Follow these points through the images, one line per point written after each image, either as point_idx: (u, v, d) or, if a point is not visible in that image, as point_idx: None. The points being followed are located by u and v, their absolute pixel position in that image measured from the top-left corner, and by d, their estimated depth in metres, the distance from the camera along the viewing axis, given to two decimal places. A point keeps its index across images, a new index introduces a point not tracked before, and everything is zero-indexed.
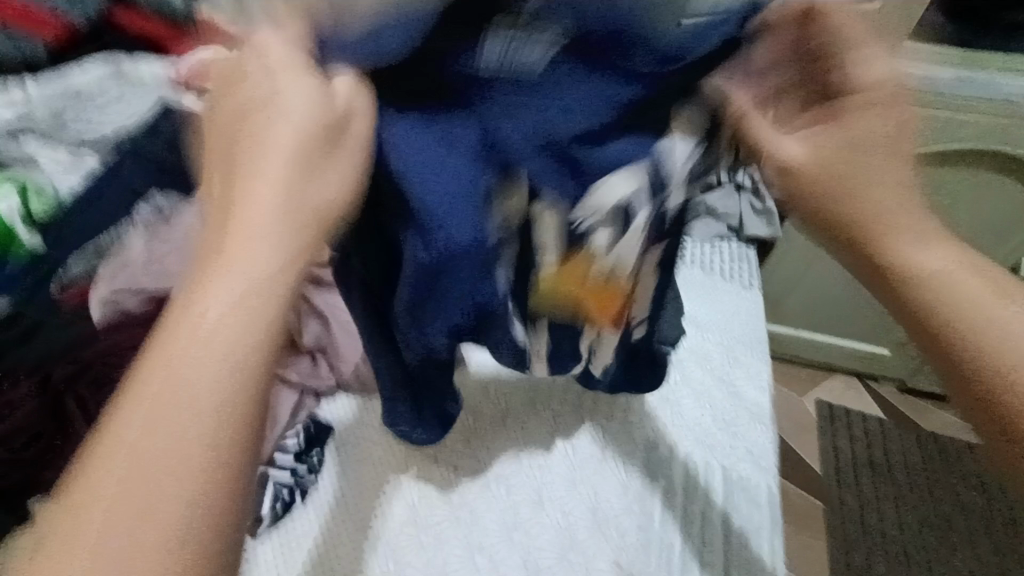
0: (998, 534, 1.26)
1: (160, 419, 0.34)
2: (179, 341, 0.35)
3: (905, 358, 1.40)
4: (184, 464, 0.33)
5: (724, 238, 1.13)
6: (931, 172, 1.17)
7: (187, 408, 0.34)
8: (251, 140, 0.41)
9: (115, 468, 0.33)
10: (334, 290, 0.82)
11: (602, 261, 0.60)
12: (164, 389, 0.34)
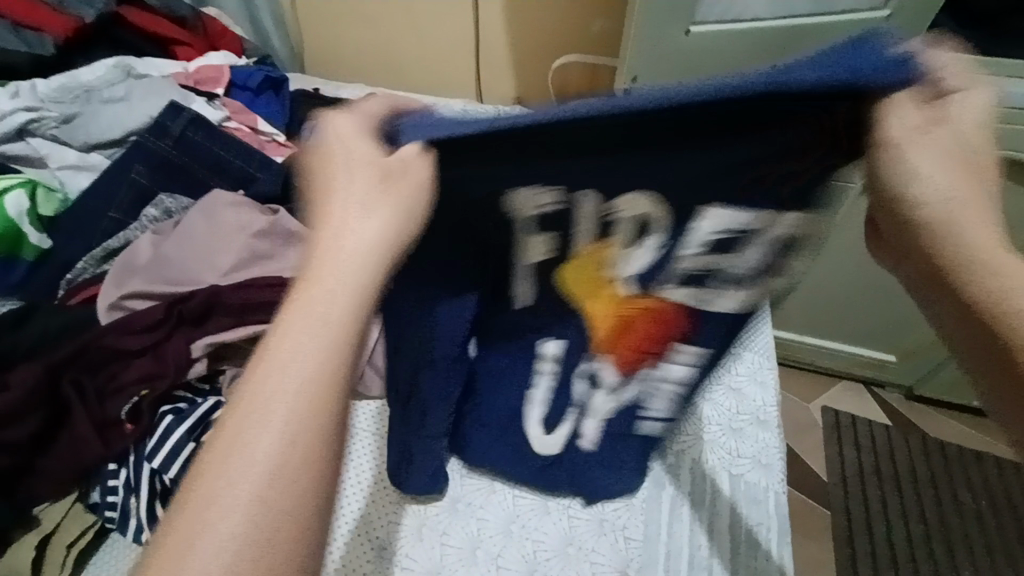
0: (995, 535, 1.25)
1: (253, 444, 0.33)
2: (267, 374, 0.35)
3: (914, 366, 1.38)
4: (279, 478, 0.33)
5: None
6: None
7: (280, 429, 0.34)
8: (326, 190, 0.42)
9: (216, 485, 0.32)
10: None
11: (624, 267, 0.57)
12: (251, 415, 0.34)
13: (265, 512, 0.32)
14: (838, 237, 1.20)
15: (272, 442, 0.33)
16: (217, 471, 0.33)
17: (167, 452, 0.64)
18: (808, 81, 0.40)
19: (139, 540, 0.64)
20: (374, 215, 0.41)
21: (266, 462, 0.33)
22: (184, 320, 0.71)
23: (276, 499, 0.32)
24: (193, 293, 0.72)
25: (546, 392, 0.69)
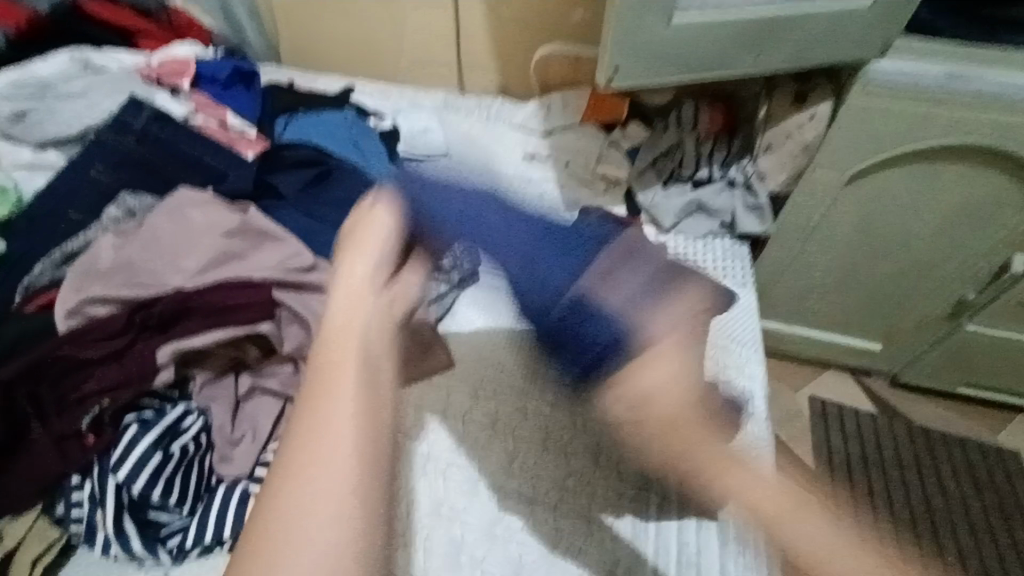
0: (976, 517, 1.28)
1: (311, 460, 0.43)
2: (326, 390, 0.46)
3: (899, 352, 1.38)
4: (341, 471, 0.43)
5: (717, 235, 1.12)
6: (922, 171, 1.07)
7: (329, 441, 0.43)
8: (348, 260, 0.57)
9: (306, 487, 0.42)
10: (310, 293, 0.76)
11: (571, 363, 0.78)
12: (313, 427, 0.44)
13: (347, 521, 0.41)
14: (825, 225, 1.18)
15: (341, 447, 0.43)
16: (302, 487, 0.42)
17: (134, 463, 0.63)
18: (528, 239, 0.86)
19: (107, 553, 0.63)
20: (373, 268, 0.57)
21: (338, 466, 0.43)
22: (150, 326, 0.68)
23: (359, 490, 0.42)
24: (158, 298, 0.69)
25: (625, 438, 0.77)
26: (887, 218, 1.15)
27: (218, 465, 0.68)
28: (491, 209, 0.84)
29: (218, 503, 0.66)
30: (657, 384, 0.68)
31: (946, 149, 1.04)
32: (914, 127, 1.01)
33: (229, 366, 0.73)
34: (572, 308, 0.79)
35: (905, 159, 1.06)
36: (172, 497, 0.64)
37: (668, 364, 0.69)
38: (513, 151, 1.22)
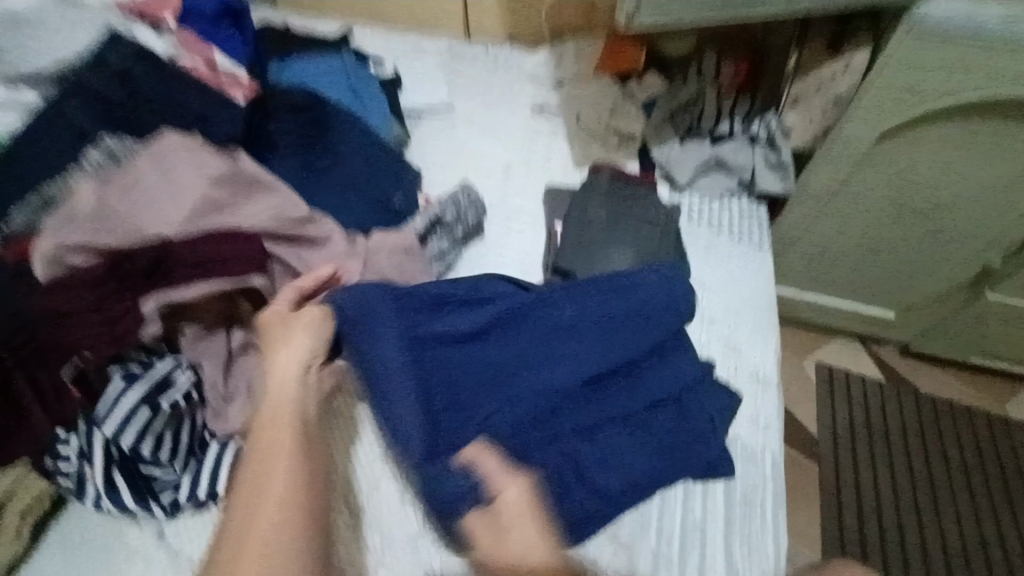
0: (980, 489, 1.26)
1: (266, 491, 0.54)
2: (276, 444, 0.57)
3: (913, 321, 1.34)
4: (279, 523, 0.52)
5: (734, 195, 1.07)
6: (960, 125, 0.99)
7: (280, 473, 0.55)
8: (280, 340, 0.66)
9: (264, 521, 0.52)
10: (308, 248, 0.75)
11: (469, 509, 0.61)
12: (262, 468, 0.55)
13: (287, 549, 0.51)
14: (848, 187, 1.11)
15: (288, 487, 0.54)
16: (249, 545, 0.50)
17: (119, 419, 0.61)
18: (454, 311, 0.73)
19: (100, 506, 0.63)
20: (301, 342, 0.66)
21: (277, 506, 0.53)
22: (131, 273, 0.63)
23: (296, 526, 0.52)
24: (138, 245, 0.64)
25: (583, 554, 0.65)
26: (911, 179, 1.09)
27: (211, 423, 0.67)
28: (393, 344, 0.66)
29: (212, 460, 0.65)
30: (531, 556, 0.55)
31: (992, 104, 0.95)
32: (960, 79, 0.92)
33: (221, 320, 0.70)
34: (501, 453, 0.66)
35: (944, 113, 0.98)
36: (164, 453, 0.63)
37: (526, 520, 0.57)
38: (519, 103, 1.14)
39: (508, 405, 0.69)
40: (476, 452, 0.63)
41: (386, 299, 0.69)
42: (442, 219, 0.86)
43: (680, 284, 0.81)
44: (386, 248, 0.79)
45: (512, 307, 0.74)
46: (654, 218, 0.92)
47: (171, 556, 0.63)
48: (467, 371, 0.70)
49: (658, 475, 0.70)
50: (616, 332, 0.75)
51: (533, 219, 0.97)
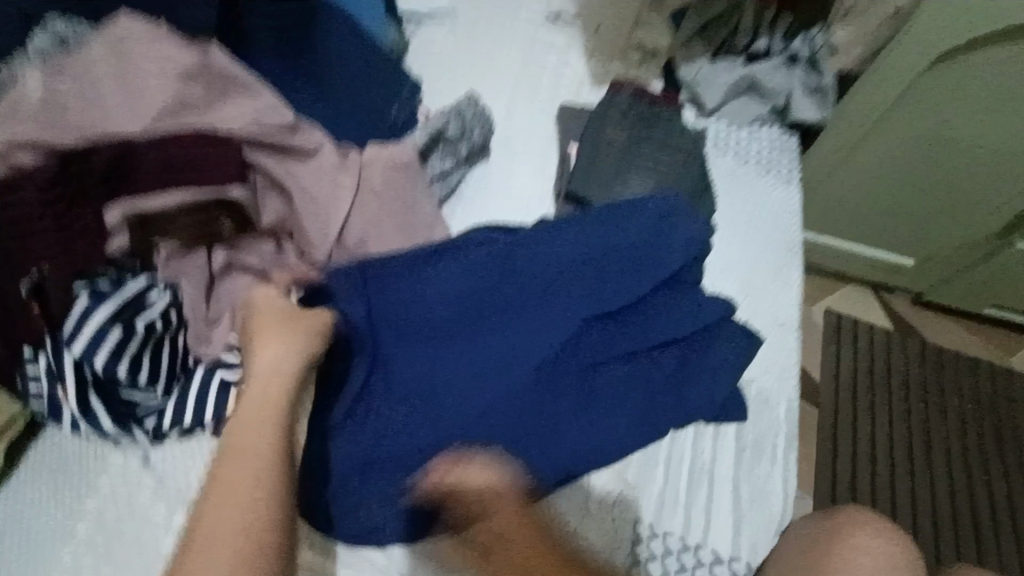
0: (982, 438, 1.22)
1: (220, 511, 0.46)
2: (241, 454, 0.49)
3: (933, 270, 1.27)
4: (231, 550, 0.44)
5: (765, 122, 0.97)
6: None
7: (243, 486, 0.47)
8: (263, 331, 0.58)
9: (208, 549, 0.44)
10: (293, 161, 0.67)
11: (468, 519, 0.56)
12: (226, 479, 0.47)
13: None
14: (877, 135, 1.06)
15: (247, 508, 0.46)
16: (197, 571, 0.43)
17: (88, 338, 0.55)
18: (430, 265, 0.68)
19: (79, 430, 0.60)
20: (288, 335, 0.57)
21: (231, 533, 0.45)
22: (90, 178, 0.57)
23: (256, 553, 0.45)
24: (94, 146, 0.57)
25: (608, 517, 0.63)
26: (945, 136, 1.04)
27: (194, 346, 0.62)
28: (360, 342, 0.63)
29: (196, 386, 0.61)
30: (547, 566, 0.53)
31: None
32: None
33: (200, 237, 0.63)
34: (494, 436, 0.62)
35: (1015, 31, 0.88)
36: (141, 377, 0.57)
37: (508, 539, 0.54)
38: (532, 10, 1.01)
39: (496, 377, 0.64)
40: (445, 472, 0.57)
41: (350, 284, 0.64)
42: (444, 132, 0.78)
43: (695, 224, 0.74)
44: (384, 164, 0.71)
45: (499, 256, 0.69)
46: (678, 143, 0.83)
47: (156, 482, 0.59)
48: (443, 332, 0.66)
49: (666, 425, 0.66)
50: (616, 274, 0.70)
51: (543, 141, 0.88)
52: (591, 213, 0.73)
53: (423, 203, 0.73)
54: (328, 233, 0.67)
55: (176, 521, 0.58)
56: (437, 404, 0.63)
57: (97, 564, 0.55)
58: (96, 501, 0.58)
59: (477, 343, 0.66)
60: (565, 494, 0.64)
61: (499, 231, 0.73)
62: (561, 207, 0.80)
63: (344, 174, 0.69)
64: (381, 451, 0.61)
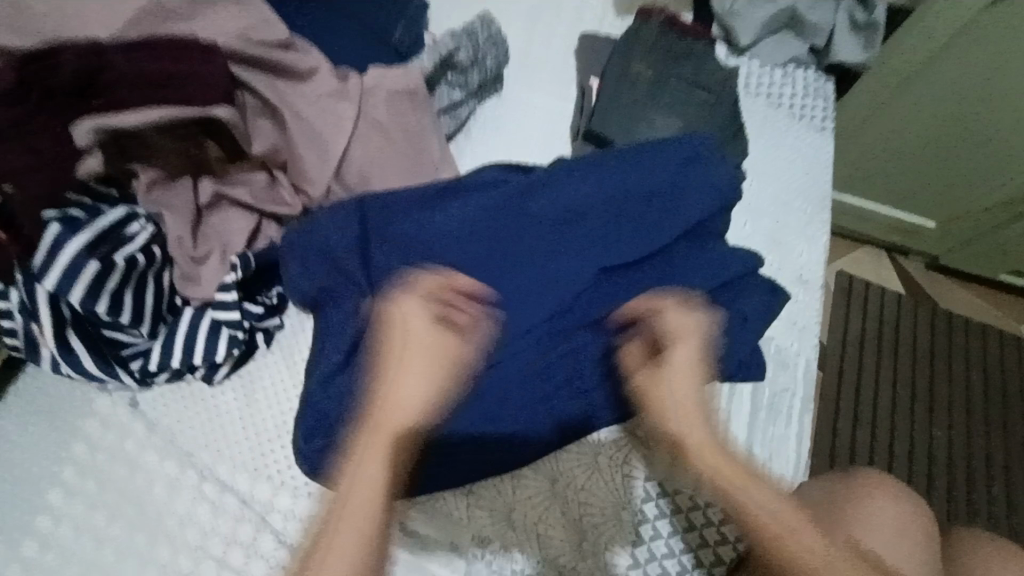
0: (992, 407, 1.17)
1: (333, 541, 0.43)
2: (365, 476, 0.46)
3: (953, 233, 1.20)
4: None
5: (801, 64, 0.90)
6: None
7: (357, 520, 0.44)
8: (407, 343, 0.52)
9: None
10: (288, 83, 0.60)
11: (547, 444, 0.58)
12: (348, 503, 0.45)
13: None
14: (928, 73, 1.00)
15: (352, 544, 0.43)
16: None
17: (62, 271, 0.51)
18: (426, 200, 0.63)
19: (59, 371, 0.55)
20: (431, 356, 0.51)
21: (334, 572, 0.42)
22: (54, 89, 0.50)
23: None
24: (59, 53, 0.50)
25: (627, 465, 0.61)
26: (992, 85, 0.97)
27: (181, 285, 0.58)
28: (357, 281, 0.59)
29: (185, 328, 0.57)
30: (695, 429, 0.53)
31: None
32: None
33: (183, 163, 0.58)
34: (502, 385, 0.59)
35: None
36: (123, 315, 0.53)
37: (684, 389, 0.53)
38: None
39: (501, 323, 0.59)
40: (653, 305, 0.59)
41: (347, 222, 0.61)
42: (454, 57, 0.70)
43: (725, 170, 0.68)
44: (387, 91, 0.64)
45: (512, 197, 0.63)
46: (709, 81, 0.76)
47: (144, 426, 0.56)
48: (442, 270, 0.60)
49: None
50: (636, 220, 0.65)
51: (562, 74, 0.80)
52: (615, 153, 0.67)
53: (430, 137, 0.66)
54: (326, 166, 0.62)
55: (168, 467, 0.55)
56: None
57: (86, 508, 0.52)
58: (83, 445, 0.55)
59: (480, 284, 0.60)
60: (575, 445, 0.61)
61: (509, 168, 0.68)
62: (579, 148, 0.74)
63: (343, 100, 0.62)
64: None
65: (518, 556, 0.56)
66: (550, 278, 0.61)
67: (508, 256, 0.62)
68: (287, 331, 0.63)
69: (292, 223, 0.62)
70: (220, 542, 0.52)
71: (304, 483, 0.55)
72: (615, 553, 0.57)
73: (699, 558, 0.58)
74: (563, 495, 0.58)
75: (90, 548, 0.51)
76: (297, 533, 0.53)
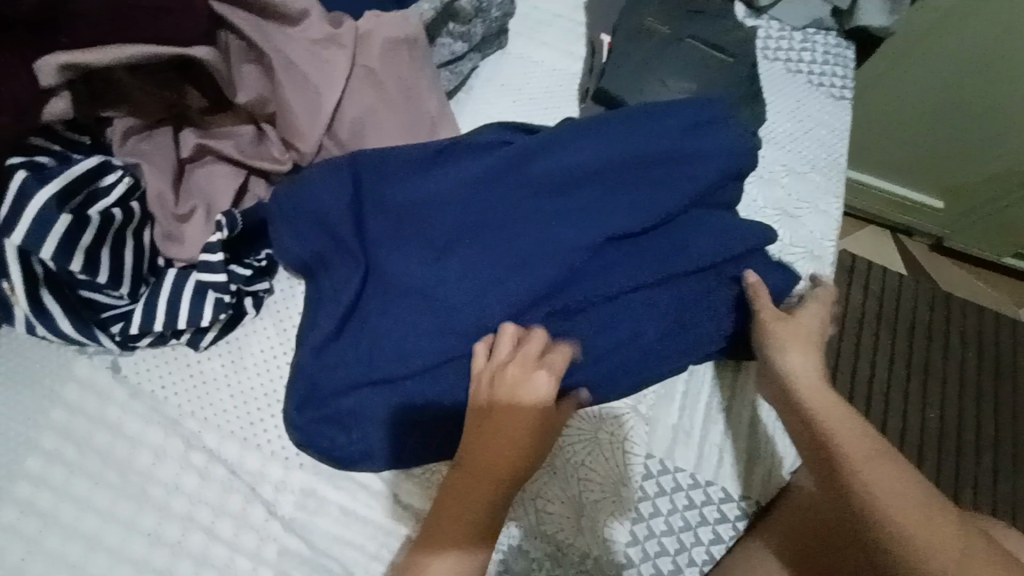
0: (988, 390, 1.16)
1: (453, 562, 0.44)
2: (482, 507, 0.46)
3: (959, 213, 1.17)
4: None
5: (821, 28, 0.85)
6: None
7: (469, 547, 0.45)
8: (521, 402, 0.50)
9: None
10: (276, 29, 0.56)
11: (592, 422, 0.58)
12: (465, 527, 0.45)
13: None
14: (946, 42, 0.95)
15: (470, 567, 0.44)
16: None
17: (32, 223, 0.47)
18: (425, 162, 0.59)
19: (35, 332, 0.52)
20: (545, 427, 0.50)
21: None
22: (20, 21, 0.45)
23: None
24: None
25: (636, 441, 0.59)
26: (1011, 56, 0.92)
27: (162, 244, 0.55)
28: (350, 244, 0.56)
29: (169, 289, 0.54)
30: (809, 366, 0.56)
31: None
32: None
33: (167, 117, 0.56)
34: None
35: None
36: (101, 275, 0.50)
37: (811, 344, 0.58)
38: None
39: (500, 290, 0.56)
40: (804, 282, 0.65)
41: (339, 181, 0.57)
42: (458, 4, 0.64)
43: (740, 135, 0.65)
44: (383, 40, 0.60)
45: (515, 159, 0.60)
46: (728, 42, 0.72)
47: (125, 391, 0.53)
48: (441, 236, 0.57)
49: (687, 357, 0.60)
50: (647, 185, 0.61)
51: (570, 30, 0.76)
52: (627, 113, 0.63)
53: (429, 92, 0.62)
54: (318, 120, 0.58)
55: (152, 434, 0.52)
56: (437, 316, 0.54)
57: (65, 475, 0.50)
58: (61, 409, 0.52)
59: (479, 250, 0.57)
60: (576, 419, 0.59)
61: (516, 129, 0.64)
62: (589, 109, 0.70)
63: (336, 46, 0.58)
64: (379, 369, 0.53)
65: (513, 530, 0.54)
66: (551, 244, 0.58)
67: (509, 221, 0.59)
68: (274, 296, 0.59)
69: (279, 183, 0.58)
70: (210, 511, 0.50)
71: (294, 454, 0.53)
72: (612, 528, 0.55)
73: (700, 535, 0.57)
74: (563, 472, 0.56)
75: (71, 514, 0.48)
76: (290, 506, 0.52)
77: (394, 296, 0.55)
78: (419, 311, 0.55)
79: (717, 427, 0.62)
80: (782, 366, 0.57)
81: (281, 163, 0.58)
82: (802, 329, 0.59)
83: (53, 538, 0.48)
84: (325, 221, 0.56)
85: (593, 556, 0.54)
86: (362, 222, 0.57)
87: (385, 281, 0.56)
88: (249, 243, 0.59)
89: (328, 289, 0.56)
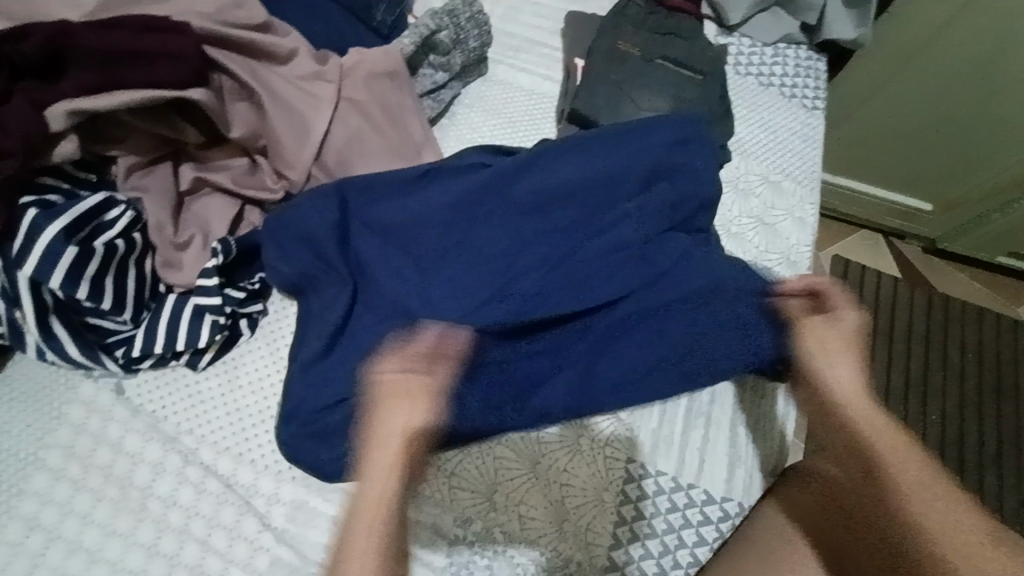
0: (986, 391, 1.16)
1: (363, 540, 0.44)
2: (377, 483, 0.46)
3: (947, 217, 1.19)
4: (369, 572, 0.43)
5: (791, 43, 0.89)
6: None
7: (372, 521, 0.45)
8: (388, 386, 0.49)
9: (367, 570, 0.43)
10: (266, 69, 0.60)
11: (583, 432, 0.61)
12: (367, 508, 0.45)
13: None
14: (931, 48, 0.97)
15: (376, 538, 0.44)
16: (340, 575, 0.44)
17: (40, 256, 0.51)
18: (405, 183, 0.63)
19: (44, 358, 0.56)
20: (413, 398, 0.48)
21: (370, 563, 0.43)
22: (20, 69, 0.51)
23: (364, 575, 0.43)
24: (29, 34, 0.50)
25: (620, 449, 0.61)
26: (1001, 62, 0.93)
27: (162, 271, 0.59)
28: (337, 268, 0.60)
29: (168, 312, 0.58)
30: (854, 379, 0.59)
31: None
32: None
33: (165, 152, 0.60)
34: None
35: None
36: (105, 302, 0.54)
37: (853, 348, 0.59)
38: None
39: (480, 306, 0.59)
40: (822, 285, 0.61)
41: (326, 206, 0.60)
42: (437, 37, 0.69)
43: (708, 150, 0.68)
44: (365, 72, 0.64)
45: (496, 179, 0.63)
46: (698, 60, 0.75)
47: (127, 410, 0.57)
48: (425, 254, 0.61)
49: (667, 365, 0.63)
50: (618, 199, 0.65)
51: (548, 57, 0.80)
52: (601, 132, 0.67)
53: (411, 119, 0.66)
54: (305, 149, 0.61)
55: (152, 451, 0.55)
56: None
57: (67, 491, 0.53)
58: (65, 430, 0.55)
59: (460, 269, 0.60)
60: (558, 426, 0.61)
61: (497, 149, 0.68)
62: (565, 130, 0.73)
63: (322, 80, 0.63)
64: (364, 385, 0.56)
65: (498, 537, 0.56)
66: (528, 261, 0.61)
67: (487, 238, 0.62)
68: (268, 317, 0.62)
69: (274, 209, 0.62)
70: (204, 523, 0.53)
71: (287, 467, 0.56)
72: (596, 535, 0.57)
73: (684, 538, 0.58)
74: (545, 478, 0.58)
75: (73, 529, 0.51)
76: (282, 517, 0.54)
77: (380, 315, 0.59)
78: (404, 329, 0.57)
79: (698, 433, 0.63)
80: (831, 374, 0.58)
81: (275, 192, 0.63)
82: (840, 337, 0.59)
83: (56, 552, 0.50)
84: (316, 246, 0.60)
85: (577, 560, 0.56)
86: (350, 245, 0.61)
87: (371, 300, 0.59)
88: (243, 267, 0.63)
89: (319, 311, 0.59)
